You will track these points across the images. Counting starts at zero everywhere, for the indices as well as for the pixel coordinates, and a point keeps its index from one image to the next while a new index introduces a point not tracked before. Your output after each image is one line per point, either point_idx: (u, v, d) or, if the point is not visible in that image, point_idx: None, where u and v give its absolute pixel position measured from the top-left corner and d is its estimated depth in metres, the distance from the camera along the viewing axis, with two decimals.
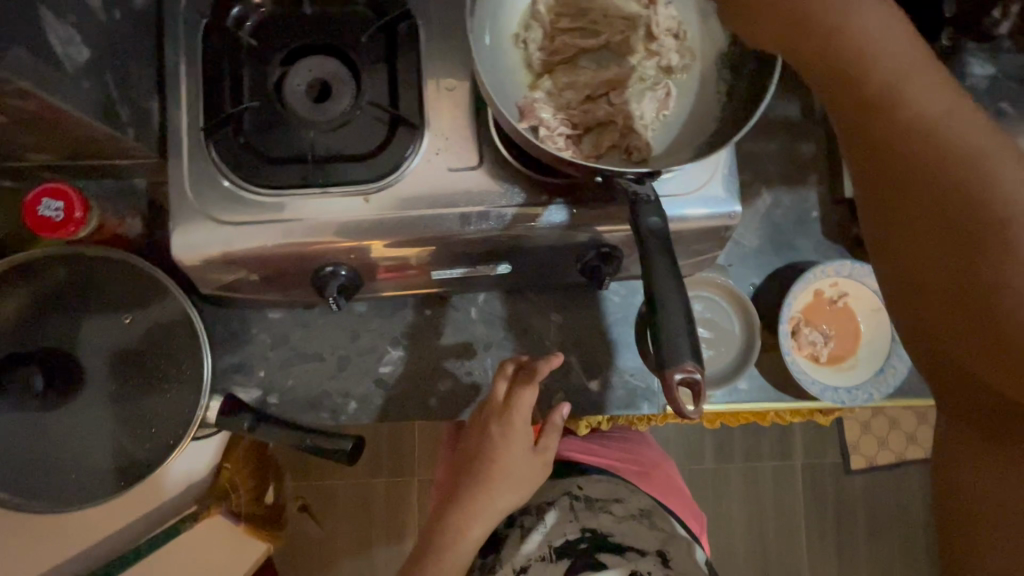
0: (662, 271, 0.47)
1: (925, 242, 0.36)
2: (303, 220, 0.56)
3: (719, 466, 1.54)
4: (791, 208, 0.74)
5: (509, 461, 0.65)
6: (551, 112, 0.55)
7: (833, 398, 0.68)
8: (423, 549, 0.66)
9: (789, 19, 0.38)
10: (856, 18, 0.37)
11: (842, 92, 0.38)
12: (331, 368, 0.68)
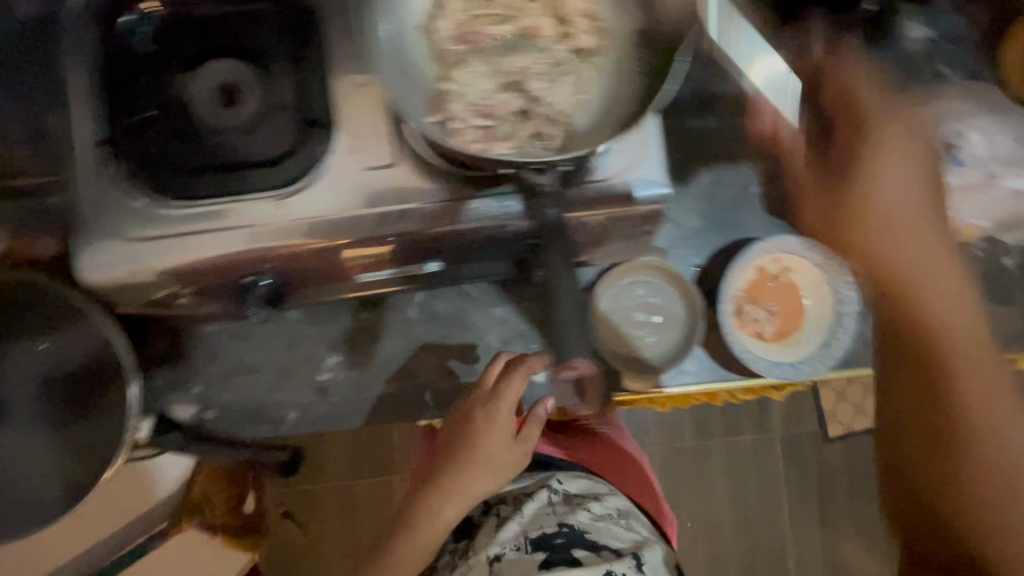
0: (566, 277, 0.58)
1: (925, 427, 0.49)
2: (236, 228, 0.54)
3: (700, 444, 1.56)
4: (730, 185, 0.73)
5: (487, 448, 0.64)
6: (463, 103, 0.53)
7: (777, 373, 0.69)
8: (402, 524, 0.66)
9: (871, 215, 0.54)
10: (885, 195, 0.54)
11: (913, 296, 0.52)
12: (269, 379, 0.67)
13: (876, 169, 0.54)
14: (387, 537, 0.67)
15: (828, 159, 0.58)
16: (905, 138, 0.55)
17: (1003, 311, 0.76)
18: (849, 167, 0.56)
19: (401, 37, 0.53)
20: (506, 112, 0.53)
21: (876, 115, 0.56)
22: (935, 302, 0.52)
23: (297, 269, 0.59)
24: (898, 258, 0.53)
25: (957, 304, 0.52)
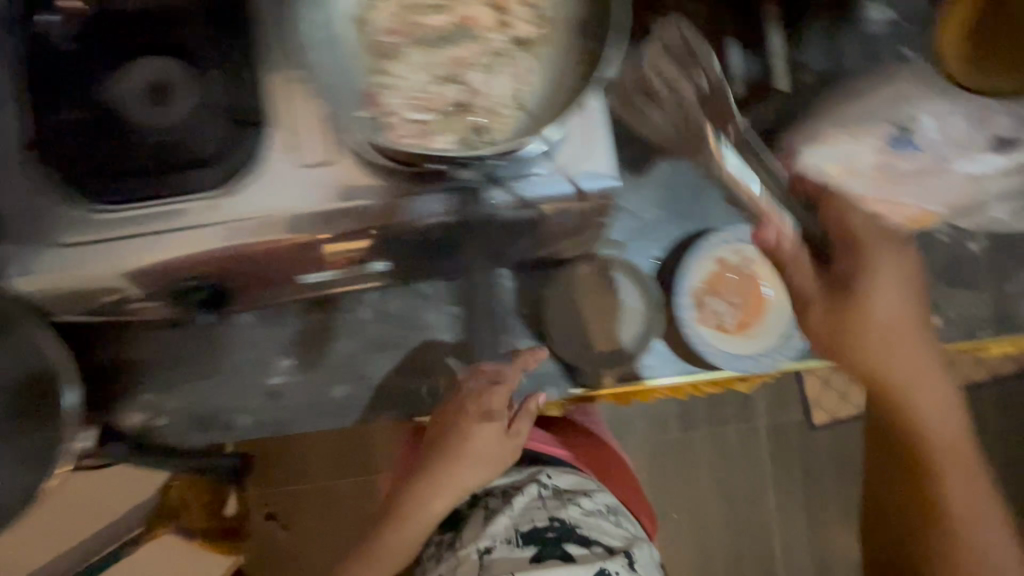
0: (480, 279, 0.69)
1: (920, 515, 0.57)
2: (174, 229, 0.52)
3: (685, 435, 1.55)
4: (690, 175, 0.71)
5: (474, 443, 0.67)
6: (398, 98, 0.51)
7: (738, 366, 0.68)
8: (394, 515, 0.69)
9: (886, 338, 0.57)
10: (908, 362, 0.57)
11: (914, 410, 0.58)
12: (220, 384, 0.65)
13: (875, 287, 0.57)
14: (377, 526, 0.71)
15: (833, 275, 0.59)
16: (902, 267, 0.58)
17: (969, 294, 0.75)
18: (857, 293, 0.57)
19: (327, 26, 0.50)
20: (444, 105, 0.51)
21: (871, 239, 0.58)
22: (929, 410, 0.57)
23: (238, 271, 0.57)
24: (897, 378, 0.57)
25: (940, 412, 0.58)
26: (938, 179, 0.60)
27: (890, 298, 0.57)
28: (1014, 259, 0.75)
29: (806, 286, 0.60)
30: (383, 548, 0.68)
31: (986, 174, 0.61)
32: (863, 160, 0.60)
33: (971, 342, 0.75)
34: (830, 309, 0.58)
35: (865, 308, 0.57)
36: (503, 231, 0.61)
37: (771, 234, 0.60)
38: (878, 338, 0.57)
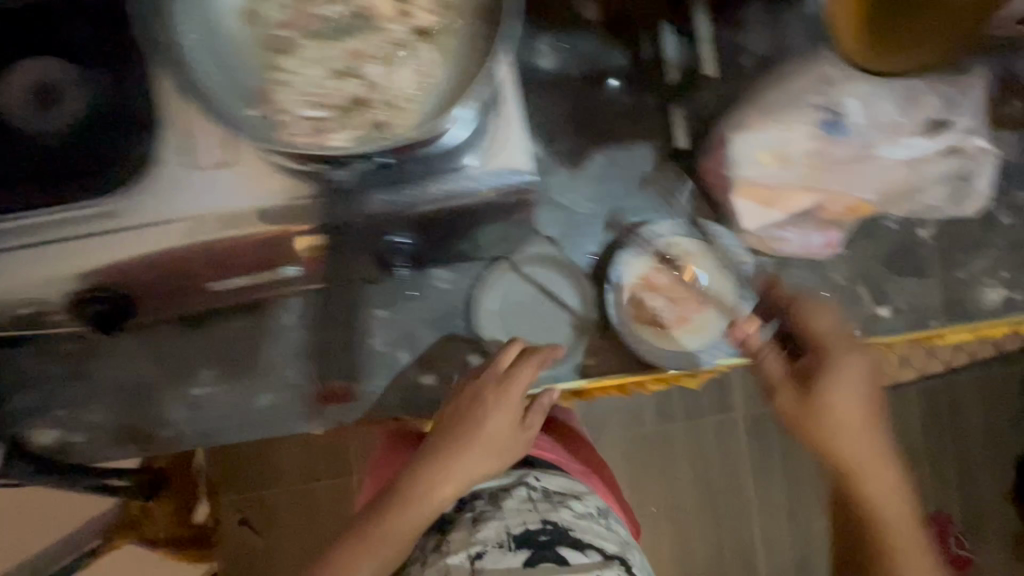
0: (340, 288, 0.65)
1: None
2: (90, 236, 0.51)
3: (661, 429, 1.53)
4: (625, 167, 0.69)
5: (487, 429, 0.63)
6: (291, 95, 0.48)
7: (675, 364, 0.67)
8: (391, 504, 0.62)
9: (853, 433, 0.58)
10: (872, 454, 0.59)
11: (873, 497, 0.60)
12: (140, 397, 0.64)
13: (839, 388, 0.58)
14: (363, 520, 0.62)
15: (799, 370, 0.61)
16: (863, 368, 0.60)
17: (916, 283, 0.73)
18: (818, 394, 0.59)
19: (212, 19, 0.47)
20: (340, 101, 0.49)
21: (836, 345, 0.60)
22: (883, 498, 0.60)
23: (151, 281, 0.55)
24: (860, 468, 0.59)
25: (892, 498, 0.60)
26: (873, 167, 0.59)
27: (851, 399, 0.59)
28: (956, 245, 0.74)
29: (775, 383, 0.62)
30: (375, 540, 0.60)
31: (924, 160, 0.59)
32: (797, 145, 0.58)
33: (920, 331, 0.74)
34: (795, 405, 0.60)
35: (827, 404, 0.58)
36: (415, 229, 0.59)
37: (743, 334, 0.64)
38: (844, 432, 0.58)
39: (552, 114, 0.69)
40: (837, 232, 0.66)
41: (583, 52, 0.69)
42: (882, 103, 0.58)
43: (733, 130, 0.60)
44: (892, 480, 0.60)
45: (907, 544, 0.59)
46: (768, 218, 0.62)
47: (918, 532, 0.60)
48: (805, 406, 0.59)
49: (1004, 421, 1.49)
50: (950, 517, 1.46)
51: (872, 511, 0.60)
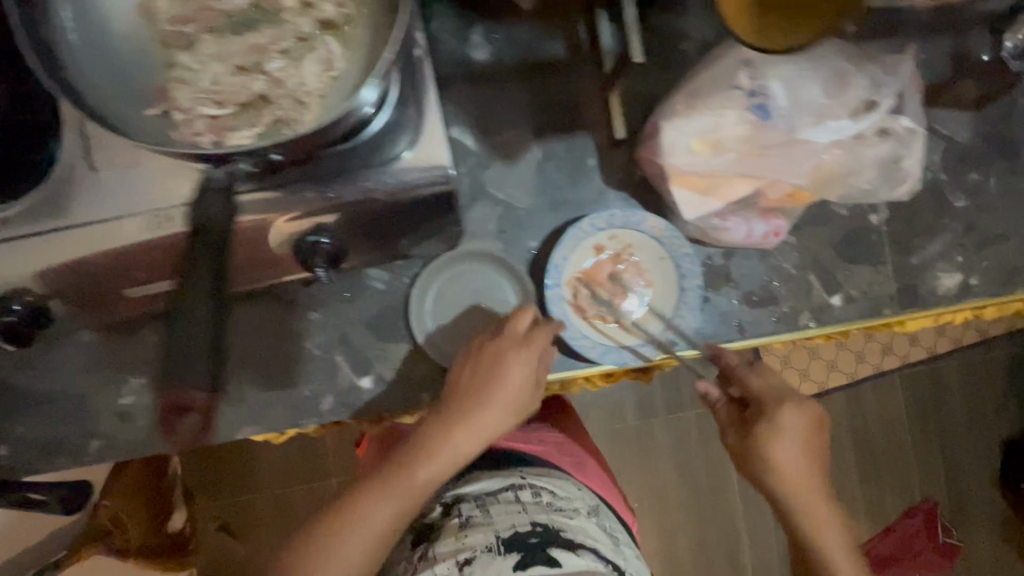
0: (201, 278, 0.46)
1: None
2: (28, 236, 0.50)
3: (642, 424, 1.48)
4: (565, 159, 0.68)
5: (510, 388, 0.60)
6: (189, 92, 0.46)
7: (616, 360, 0.66)
8: (403, 462, 0.59)
9: (783, 473, 0.64)
10: (804, 493, 0.64)
11: (807, 526, 0.65)
12: (66, 408, 0.62)
13: (768, 432, 0.64)
14: (373, 479, 0.58)
15: (744, 418, 0.67)
16: (792, 414, 0.64)
17: (868, 270, 0.72)
18: (750, 437, 0.65)
19: (104, 22, 0.46)
20: (241, 98, 0.47)
21: (771, 403, 0.65)
22: (819, 527, 0.65)
23: (89, 287, 0.54)
24: (790, 502, 0.65)
25: (827, 526, 0.64)
26: (804, 152, 0.56)
27: (789, 447, 0.64)
28: (909, 230, 0.72)
29: (724, 428, 0.69)
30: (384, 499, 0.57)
31: (860, 143, 0.57)
32: (727, 132, 0.57)
33: (874, 319, 0.72)
34: (739, 446, 0.67)
35: (756, 447, 0.65)
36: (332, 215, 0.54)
37: (705, 388, 0.69)
38: (773, 469, 0.64)
39: (486, 107, 0.67)
40: (780, 220, 0.64)
41: (518, 42, 0.67)
42: (808, 86, 0.56)
43: (664, 120, 0.58)
44: (827, 510, 0.65)
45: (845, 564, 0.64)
46: (708, 208, 0.60)
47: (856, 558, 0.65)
48: (747, 450, 0.66)
49: (991, 404, 1.44)
50: (936, 505, 1.42)
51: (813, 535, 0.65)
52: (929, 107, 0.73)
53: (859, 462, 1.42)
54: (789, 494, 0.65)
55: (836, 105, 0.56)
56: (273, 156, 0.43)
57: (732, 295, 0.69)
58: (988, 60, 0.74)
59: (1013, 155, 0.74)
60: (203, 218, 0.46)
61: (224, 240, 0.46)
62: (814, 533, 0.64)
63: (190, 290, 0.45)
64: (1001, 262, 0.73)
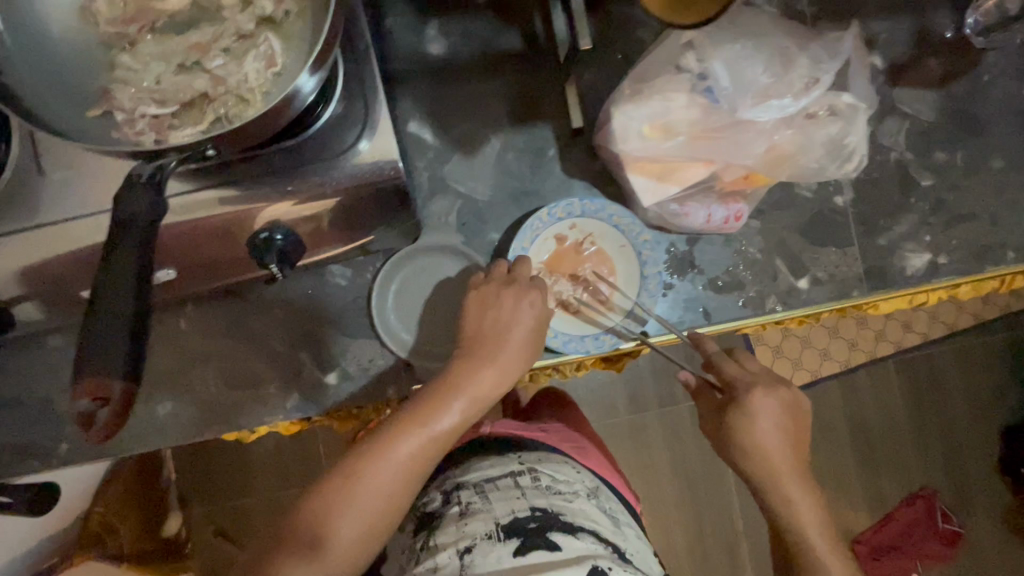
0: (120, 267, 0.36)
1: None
2: None
3: (636, 418, 1.34)
4: (524, 150, 0.68)
5: (523, 328, 0.61)
6: (131, 91, 0.47)
7: (578, 348, 0.65)
8: (423, 405, 0.56)
9: (762, 459, 0.63)
10: (779, 479, 0.63)
11: (786, 512, 0.62)
12: (34, 411, 0.63)
13: (752, 415, 0.63)
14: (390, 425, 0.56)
15: (719, 405, 0.67)
16: (772, 400, 0.64)
17: (835, 252, 0.71)
18: (728, 423, 0.65)
19: (48, 29, 0.47)
20: (184, 96, 0.47)
21: (741, 388, 0.65)
22: (798, 514, 0.62)
23: (60, 290, 0.54)
24: (769, 487, 0.63)
25: (805, 513, 0.62)
26: (751, 133, 0.57)
27: (770, 434, 0.63)
28: (874, 211, 0.72)
29: (701, 415, 0.69)
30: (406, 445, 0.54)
31: (809, 122, 0.58)
32: (678, 115, 0.57)
33: (843, 302, 0.71)
34: (715, 434, 0.67)
35: (738, 431, 0.64)
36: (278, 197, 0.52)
37: (685, 377, 0.70)
38: (752, 454, 0.63)
39: (443, 101, 0.68)
40: (740, 204, 0.64)
41: (473, 36, 0.68)
42: (754, 67, 0.57)
43: (615, 105, 0.59)
44: (809, 505, 0.62)
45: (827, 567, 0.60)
46: (666, 193, 0.60)
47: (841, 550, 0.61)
48: (725, 436, 0.65)
49: (988, 387, 1.41)
50: (935, 492, 1.39)
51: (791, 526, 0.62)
52: (892, 88, 0.73)
53: (856, 450, 1.38)
54: (770, 480, 0.63)
55: (784, 84, 0.57)
56: (209, 152, 0.43)
57: (697, 281, 0.69)
58: (952, 38, 0.74)
59: (980, 133, 0.73)
60: (124, 215, 0.37)
61: (153, 238, 0.38)
62: (789, 521, 0.62)
63: (109, 275, 0.36)
64: (969, 241, 0.72)
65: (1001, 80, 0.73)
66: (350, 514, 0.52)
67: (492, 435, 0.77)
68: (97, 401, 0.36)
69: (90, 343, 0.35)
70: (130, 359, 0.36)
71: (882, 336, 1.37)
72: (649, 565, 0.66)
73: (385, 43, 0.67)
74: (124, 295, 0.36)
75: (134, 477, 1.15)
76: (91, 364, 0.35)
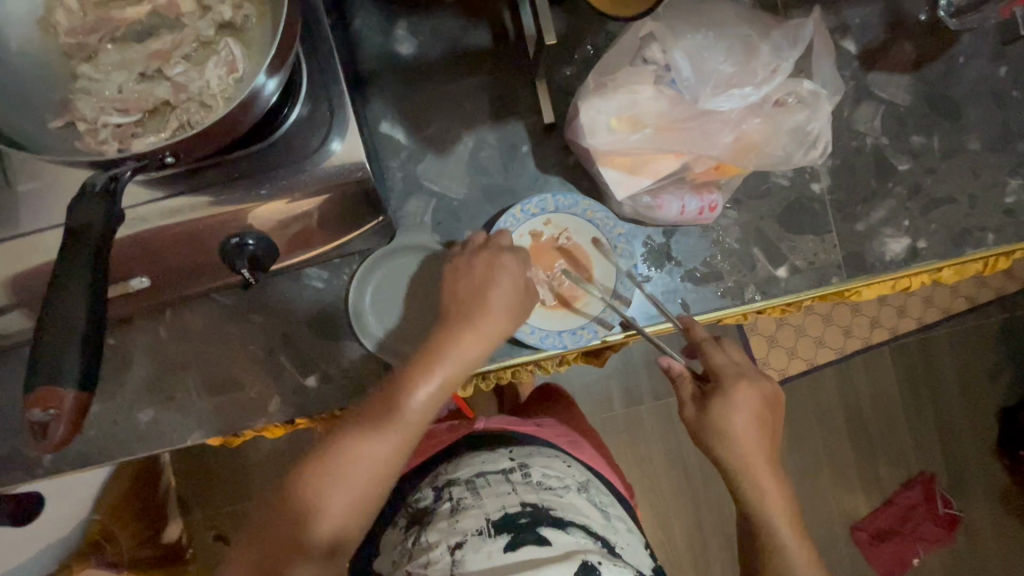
0: (75, 275, 0.37)
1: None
2: None
3: (632, 411, 1.33)
4: (497, 147, 0.68)
5: (499, 292, 0.59)
6: (93, 101, 0.47)
7: (556, 343, 0.65)
8: (397, 387, 0.56)
9: (741, 451, 0.64)
10: (752, 470, 0.64)
11: (758, 501, 0.64)
12: (19, 421, 0.64)
13: (736, 407, 0.64)
14: (367, 410, 0.56)
15: (702, 393, 0.66)
16: (752, 392, 0.64)
17: (813, 239, 0.71)
18: (712, 413, 0.64)
19: (8, 43, 0.47)
20: (146, 104, 0.47)
21: (727, 375, 0.65)
22: (770, 504, 0.64)
23: (39, 302, 0.54)
24: (746, 478, 0.64)
25: (775, 502, 0.64)
26: (715, 123, 0.57)
27: (749, 422, 0.64)
28: (851, 197, 0.72)
29: (682, 401, 0.68)
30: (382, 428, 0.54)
31: (775, 109, 0.58)
32: (645, 107, 0.58)
33: (823, 289, 0.71)
34: (698, 423, 0.66)
35: (724, 422, 0.64)
36: (245, 200, 0.52)
37: (667, 362, 0.68)
38: (732, 445, 0.64)
39: (415, 101, 0.68)
40: (714, 195, 0.64)
41: (443, 35, 0.68)
42: (716, 56, 0.58)
43: (583, 99, 0.58)
44: (778, 492, 0.64)
45: (798, 552, 0.62)
46: (638, 185, 0.60)
47: (806, 539, 0.63)
48: (709, 427, 0.65)
49: (982, 369, 1.40)
50: (933, 476, 1.38)
51: (768, 516, 0.64)
52: (866, 73, 0.73)
53: (853, 436, 1.38)
54: (744, 471, 0.64)
55: (745, 74, 0.57)
56: (168, 160, 0.43)
57: (675, 273, 0.69)
58: (926, 21, 0.73)
59: (957, 115, 0.73)
60: (78, 224, 0.38)
61: (108, 247, 0.39)
62: (760, 509, 0.64)
63: (63, 287, 0.36)
64: (948, 224, 0.72)
65: (977, 62, 0.73)
66: (331, 501, 0.52)
67: (486, 430, 0.77)
68: (49, 413, 0.35)
69: (42, 352, 0.35)
70: (83, 369, 0.36)
71: (876, 323, 1.36)
72: (639, 557, 0.66)
73: (354, 45, 0.67)
74: (78, 305, 0.36)
75: (131, 483, 1.15)
76: (44, 372, 0.35)
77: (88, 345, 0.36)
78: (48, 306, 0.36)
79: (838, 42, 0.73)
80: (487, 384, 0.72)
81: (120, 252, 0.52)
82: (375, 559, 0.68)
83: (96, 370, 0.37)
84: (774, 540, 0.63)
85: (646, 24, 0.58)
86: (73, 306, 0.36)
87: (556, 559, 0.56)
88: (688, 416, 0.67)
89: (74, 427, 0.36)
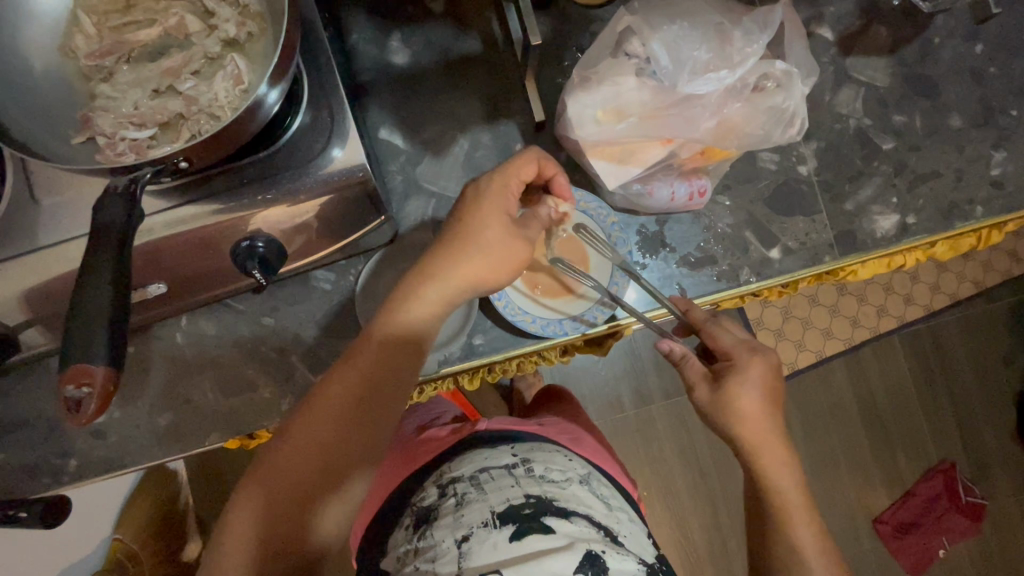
0: (100, 269, 0.40)
1: (764, 550, 0.65)
2: None
3: (643, 410, 1.34)
4: (491, 146, 0.71)
5: (488, 224, 0.54)
6: (111, 116, 0.50)
7: (557, 332, 0.68)
8: (376, 367, 0.52)
9: (751, 425, 0.64)
10: (762, 441, 0.65)
11: (764, 470, 0.65)
12: (43, 431, 0.67)
13: (744, 387, 0.64)
14: (346, 397, 0.51)
15: (715, 374, 0.66)
16: (762, 367, 0.65)
17: (803, 220, 0.73)
18: (725, 388, 0.65)
19: (30, 66, 0.51)
20: (160, 117, 0.50)
21: (741, 355, 0.66)
22: (776, 475, 0.65)
23: (59, 313, 0.57)
24: (753, 448, 0.65)
25: (782, 472, 0.65)
26: (697, 108, 0.60)
27: (752, 395, 0.64)
28: (838, 177, 0.74)
29: (693, 383, 0.67)
30: (377, 412, 0.52)
31: (754, 94, 0.62)
32: (629, 97, 0.60)
33: (817, 268, 0.72)
34: (710, 401, 0.66)
35: (733, 399, 0.64)
36: (247, 207, 0.55)
37: (669, 347, 0.68)
38: (739, 417, 0.64)
39: (411, 108, 0.71)
40: (703, 180, 0.67)
41: (435, 44, 0.72)
42: (693, 44, 0.61)
43: (569, 94, 0.61)
44: (784, 454, 0.65)
45: (802, 514, 0.64)
46: (628, 174, 0.63)
47: (811, 505, 0.65)
48: (713, 400, 0.65)
49: (998, 355, 1.39)
50: (953, 466, 1.36)
51: (776, 485, 0.65)
52: (845, 57, 0.75)
53: (865, 425, 1.37)
54: (752, 443, 0.65)
55: (721, 59, 0.60)
56: (182, 164, 0.46)
57: (671, 259, 0.71)
58: (899, 5, 0.76)
59: (936, 94, 0.75)
60: (104, 224, 0.41)
61: (126, 246, 0.41)
62: (765, 478, 0.65)
63: (88, 282, 0.39)
64: (935, 199, 0.73)
65: (952, 42, 0.76)
66: (331, 500, 0.50)
67: (489, 430, 0.80)
68: (82, 390, 0.38)
69: (70, 337, 0.38)
70: (111, 347, 0.39)
71: (884, 310, 1.36)
72: (642, 546, 0.66)
73: (352, 57, 0.71)
74: (102, 295, 0.39)
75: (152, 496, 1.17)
76: (73, 354, 0.38)
77: (112, 327, 0.39)
78: (76, 298, 0.39)
79: (815, 30, 0.76)
80: (494, 377, 0.74)
81: (135, 261, 0.55)
82: (381, 557, 0.69)
83: (120, 349, 0.39)
84: (780, 505, 0.64)
85: (623, 18, 0.62)
86: (102, 295, 0.39)
87: (559, 549, 0.57)
88: (696, 396, 0.67)
89: (104, 403, 0.38)
